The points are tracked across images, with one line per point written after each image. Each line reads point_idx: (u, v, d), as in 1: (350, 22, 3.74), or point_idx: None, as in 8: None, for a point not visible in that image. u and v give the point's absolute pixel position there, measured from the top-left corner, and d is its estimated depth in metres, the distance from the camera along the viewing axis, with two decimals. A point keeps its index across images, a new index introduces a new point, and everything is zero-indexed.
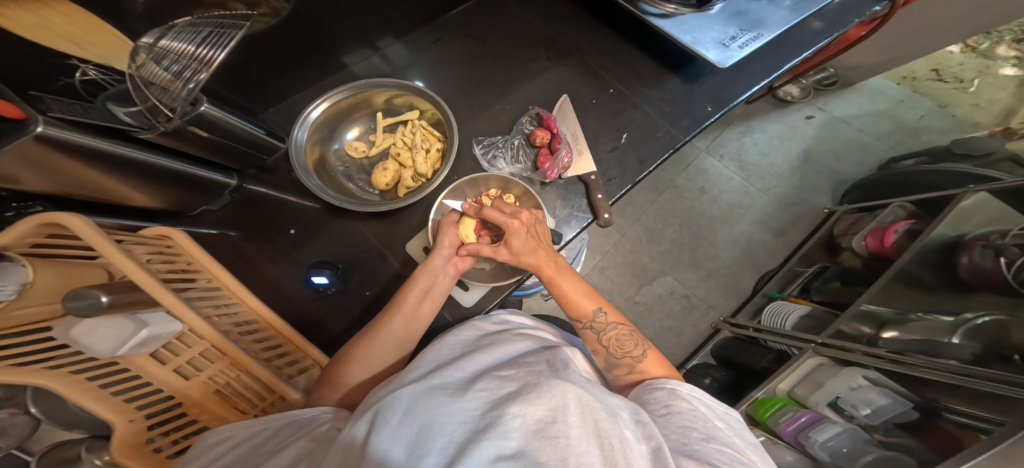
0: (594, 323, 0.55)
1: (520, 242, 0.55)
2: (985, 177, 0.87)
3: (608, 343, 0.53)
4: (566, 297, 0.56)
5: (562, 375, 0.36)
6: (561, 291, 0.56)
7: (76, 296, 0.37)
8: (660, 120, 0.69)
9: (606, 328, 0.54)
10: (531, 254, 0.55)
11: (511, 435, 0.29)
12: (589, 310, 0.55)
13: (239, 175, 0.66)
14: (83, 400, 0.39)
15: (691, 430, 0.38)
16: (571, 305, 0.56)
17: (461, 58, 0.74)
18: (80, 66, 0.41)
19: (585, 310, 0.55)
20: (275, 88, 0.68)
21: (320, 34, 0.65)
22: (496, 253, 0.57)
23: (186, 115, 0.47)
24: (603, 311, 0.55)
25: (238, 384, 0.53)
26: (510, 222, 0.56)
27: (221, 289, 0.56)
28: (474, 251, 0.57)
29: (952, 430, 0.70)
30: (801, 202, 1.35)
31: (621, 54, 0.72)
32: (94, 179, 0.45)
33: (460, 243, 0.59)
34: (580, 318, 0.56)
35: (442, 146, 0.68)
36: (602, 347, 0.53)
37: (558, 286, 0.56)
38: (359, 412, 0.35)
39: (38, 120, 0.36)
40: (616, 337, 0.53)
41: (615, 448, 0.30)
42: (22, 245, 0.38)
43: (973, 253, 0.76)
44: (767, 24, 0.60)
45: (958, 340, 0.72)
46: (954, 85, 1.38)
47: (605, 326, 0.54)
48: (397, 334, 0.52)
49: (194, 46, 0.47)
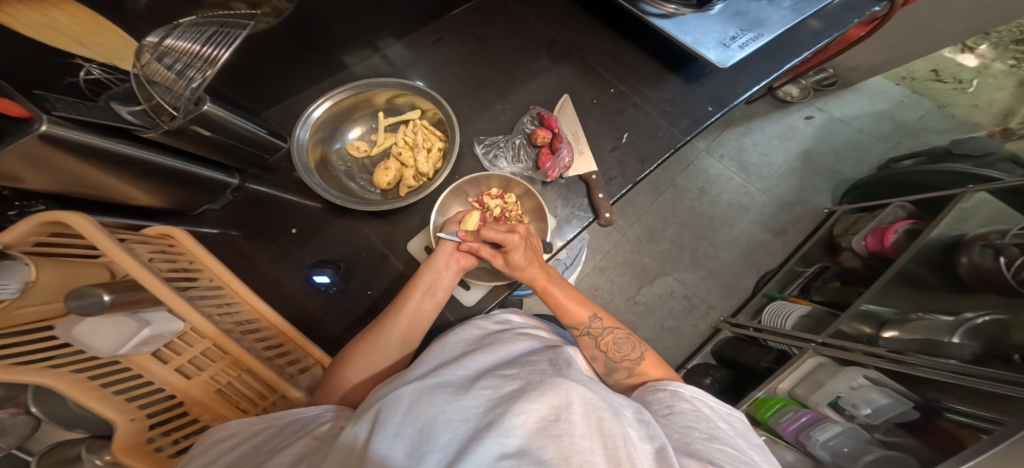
0: (590, 329, 0.54)
1: (519, 257, 0.55)
2: (985, 177, 0.87)
3: (605, 348, 0.53)
4: (561, 306, 0.56)
5: (565, 374, 0.36)
6: (555, 300, 0.57)
7: (79, 294, 0.37)
8: (660, 120, 0.70)
9: (603, 333, 0.54)
10: (528, 267, 0.56)
11: (513, 433, 0.29)
12: (584, 318, 0.55)
13: (241, 174, 0.66)
14: (85, 399, 0.39)
15: (693, 430, 0.38)
16: (564, 313, 0.56)
17: (461, 58, 0.74)
18: (85, 66, 0.42)
19: (579, 319, 0.55)
20: (276, 88, 0.68)
21: (320, 35, 0.65)
22: (493, 260, 0.57)
23: (189, 114, 0.47)
24: (598, 318, 0.55)
25: (239, 384, 0.53)
26: (509, 239, 0.54)
27: (223, 288, 0.56)
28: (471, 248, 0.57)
29: (952, 429, 0.70)
30: (800, 202, 1.35)
31: (621, 54, 0.73)
32: (96, 178, 0.45)
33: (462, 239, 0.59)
34: (575, 326, 0.55)
35: (443, 146, 0.68)
36: (601, 352, 0.53)
37: (551, 295, 0.57)
38: (361, 411, 0.35)
39: (43, 119, 0.36)
40: (613, 341, 0.53)
41: (618, 447, 0.30)
42: (25, 243, 0.38)
43: (973, 252, 0.77)
44: (768, 24, 0.60)
45: (958, 339, 0.73)
46: (953, 85, 1.38)
47: (602, 331, 0.54)
48: (402, 329, 0.53)
49: (199, 45, 0.46)
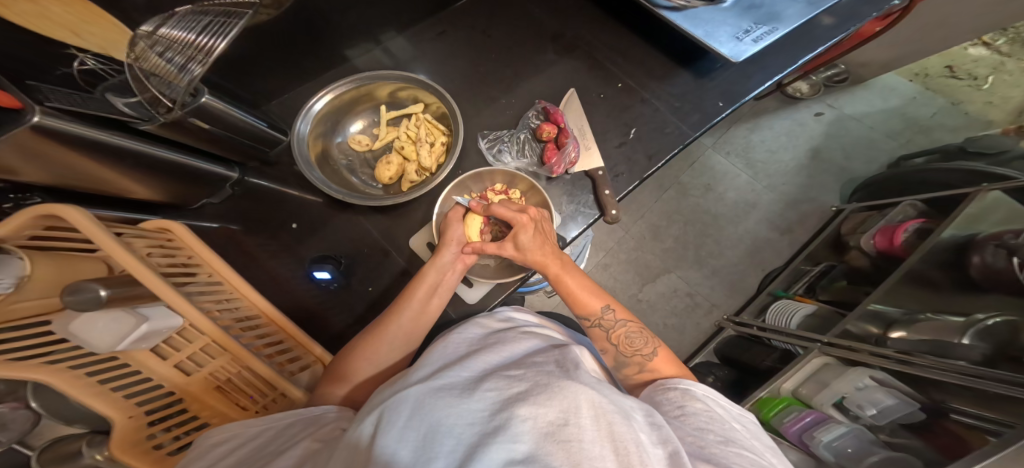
0: (602, 321, 0.54)
1: (528, 238, 0.53)
2: (998, 175, 0.86)
3: (616, 342, 0.52)
4: (572, 294, 0.55)
5: (572, 375, 0.35)
6: (567, 289, 0.55)
7: (75, 289, 0.36)
8: (670, 115, 0.68)
9: (616, 325, 0.53)
10: (539, 252, 0.54)
11: (522, 438, 0.28)
12: (597, 307, 0.54)
13: (241, 168, 0.65)
14: (81, 395, 0.38)
15: (706, 433, 0.37)
16: (577, 302, 0.55)
17: (466, 51, 0.73)
18: (79, 56, 0.40)
19: (592, 309, 0.54)
20: (277, 80, 0.67)
21: (323, 26, 0.63)
22: (503, 250, 0.55)
23: (187, 107, 0.46)
24: (610, 309, 0.54)
25: (240, 380, 0.52)
26: (518, 218, 0.54)
27: (223, 284, 0.55)
28: (479, 250, 0.56)
29: (960, 432, 0.69)
30: (807, 200, 1.33)
31: (630, 47, 0.71)
32: (91, 171, 0.44)
33: (465, 241, 0.58)
34: (587, 316, 0.55)
35: (447, 140, 0.67)
36: (612, 345, 0.53)
37: (563, 283, 0.55)
38: (364, 412, 0.34)
39: (35, 110, 0.35)
40: (625, 335, 0.52)
41: (630, 452, 0.30)
42: (20, 237, 0.37)
43: (986, 252, 0.75)
44: (782, 17, 0.58)
45: (967, 340, 0.72)
46: (968, 82, 1.36)
47: (614, 324, 0.53)
48: (406, 328, 0.52)
49: (194, 34, 0.43)
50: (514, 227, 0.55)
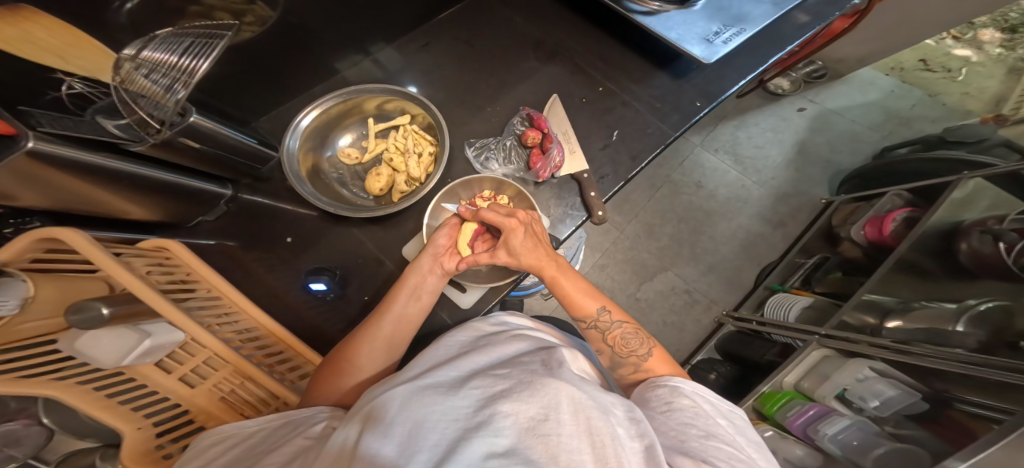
0: (598, 322, 0.54)
1: (519, 242, 0.55)
2: (979, 163, 0.87)
3: (613, 343, 0.53)
4: (570, 297, 0.56)
5: (555, 373, 0.36)
6: (564, 291, 0.56)
7: (78, 308, 0.38)
8: (650, 117, 0.69)
9: (611, 326, 0.54)
10: (533, 254, 0.55)
11: (503, 432, 0.29)
12: (593, 310, 0.55)
13: (234, 184, 0.67)
14: (91, 410, 0.40)
15: (689, 427, 0.38)
16: (573, 304, 0.55)
17: (448, 61, 0.75)
18: (67, 80, 0.42)
19: (589, 311, 0.55)
20: (266, 97, 0.69)
21: (307, 42, 0.65)
22: (496, 258, 0.57)
23: (175, 127, 0.48)
24: (607, 310, 0.55)
25: (243, 391, 0.54)
26: (507, 222, 0.55)
27: (221, 298, 0.57)
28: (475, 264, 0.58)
29: (963, 419, 0.69)
30: (799, 193, 1.33)
31: (608, 51, 0.72)
32: (89, 193, 0.46)
33: (445, 247, 0.59)
34: (584, 318, 0.55)
35: (434, 150, 0.68)
36: (608, 346, 0.53)
37: (560, 285, 0.56)
38: (353, 413, 0.35)
39: (30, 135, 0.38)
40: (621, 336, 0.53)
41: (607, 446, 0.31)
42: (22, 260, 0.39)
43: (972, 239, 0.76)
44: (750, 18, 0.60)
45: (962, 328, 0.72)
46: (943, 74, 1.38)
47: (610, 325, 0.54)
48: (387, 333, 0.53)
49: (176, 56, 0.45)
50: (504, 232, 0.57)
